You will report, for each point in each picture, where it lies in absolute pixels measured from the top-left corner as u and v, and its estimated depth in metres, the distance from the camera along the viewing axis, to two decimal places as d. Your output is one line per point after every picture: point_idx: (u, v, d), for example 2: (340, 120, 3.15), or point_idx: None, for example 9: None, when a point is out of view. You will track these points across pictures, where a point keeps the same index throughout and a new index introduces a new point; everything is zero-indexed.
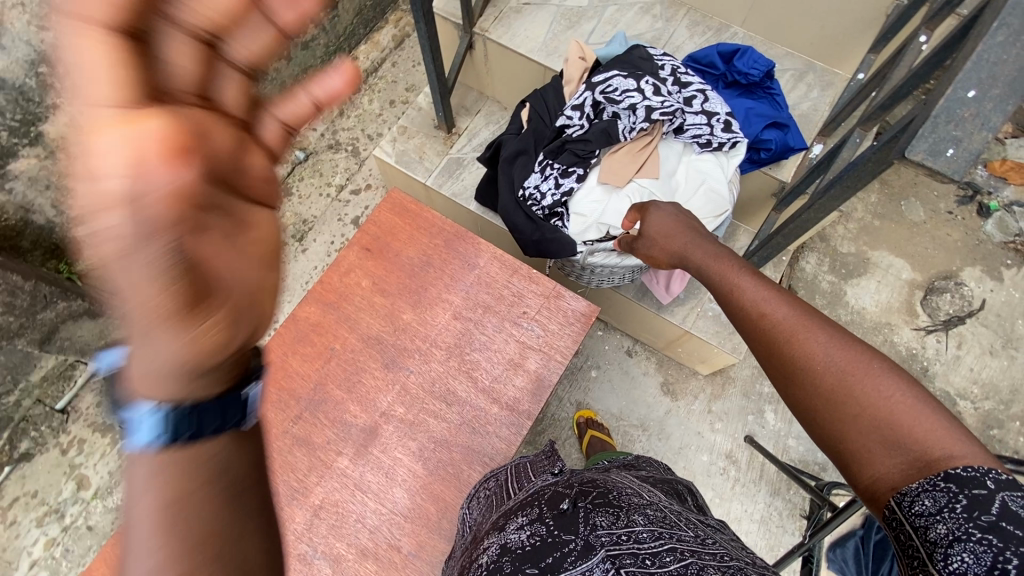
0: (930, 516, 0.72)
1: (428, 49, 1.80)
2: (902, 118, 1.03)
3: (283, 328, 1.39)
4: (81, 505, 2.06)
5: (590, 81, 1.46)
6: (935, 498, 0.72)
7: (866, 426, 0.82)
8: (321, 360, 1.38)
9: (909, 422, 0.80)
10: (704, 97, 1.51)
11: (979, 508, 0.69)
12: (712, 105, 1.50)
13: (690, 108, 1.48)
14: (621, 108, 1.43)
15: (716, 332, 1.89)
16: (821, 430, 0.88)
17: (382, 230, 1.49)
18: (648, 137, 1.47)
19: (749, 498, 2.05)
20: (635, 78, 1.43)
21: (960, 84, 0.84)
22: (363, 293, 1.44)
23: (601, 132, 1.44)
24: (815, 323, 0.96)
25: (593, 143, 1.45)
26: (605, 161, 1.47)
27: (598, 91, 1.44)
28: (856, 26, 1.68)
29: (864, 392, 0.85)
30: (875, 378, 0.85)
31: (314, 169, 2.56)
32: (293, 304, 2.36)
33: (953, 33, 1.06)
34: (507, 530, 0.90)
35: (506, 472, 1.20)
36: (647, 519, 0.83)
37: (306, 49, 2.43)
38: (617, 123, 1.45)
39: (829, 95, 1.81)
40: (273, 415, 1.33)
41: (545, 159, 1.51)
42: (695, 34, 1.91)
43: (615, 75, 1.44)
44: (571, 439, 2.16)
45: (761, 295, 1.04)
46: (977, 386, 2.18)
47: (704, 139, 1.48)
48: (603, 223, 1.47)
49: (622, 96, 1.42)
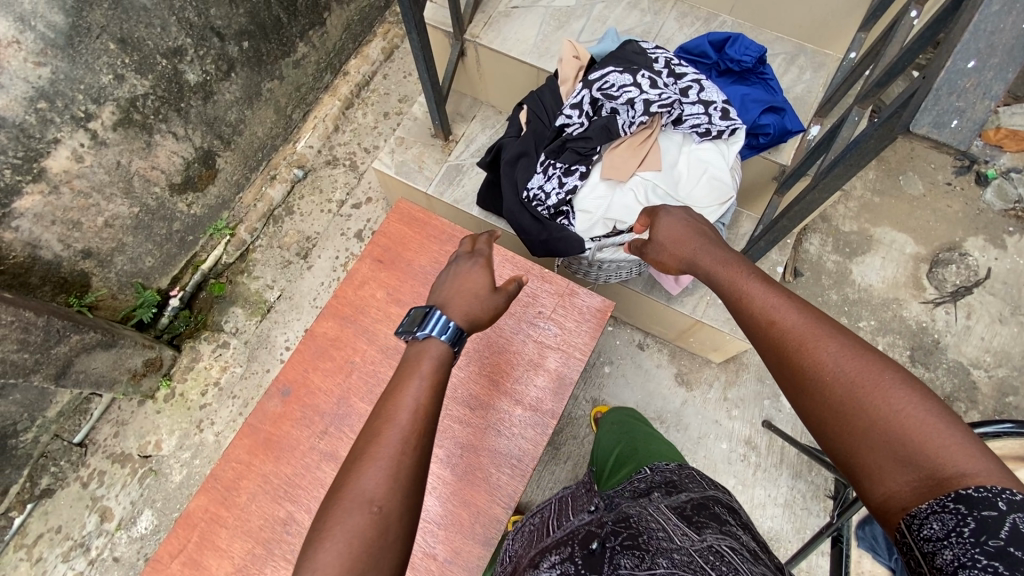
0: (937, 541, 0.69)
1: (421, 59, 1.81)
2: (900, 94, 1.04)
3: (301, 345, 1.36)
4: (105, 537, 2.06)
5: (586, 80, 1.46)
6: (943, 521, 0.70)
7: (877, 440, 0.79)
8: (342, 374, 1.34)
9: (921, 435, 0.76)
10: (699, 87, 1.52)
11: (987, 531, 0.66)
12: (708, 95, 1.51)
13: (687, 99, 1.49)
14: (619, 103, 1.43)
15: (728, 320, 1.89)
16: (831, 441, 0.85)
17: (394, 240, 1.45)
18: (647, 130, 1.48)
19: (771, 483, 2.05)
20: (631, 73, 1.44)
21: (959, 55, 0.85)
22: (380, 303, 1.39)
23: (601, 129, 1.44)
24: (826, 331, 0.91)
25: (594, 140, 1.45)
26: (607, 156, 1.47)
27: (595, 88, 1.44)
28: (843, 6, 1.69)
29: (874, 402, 0.81)
30: (888, 392, 0.80)
31: (314, 186, 2.57)
32: (302, 321, 2.36)
33: (946, 6, 1.07)
34: (542, 567, 0.99)
35: (549, 509, 1.29)
36: (671, 562, 0.84)
37: (298, 67, 2.44)
38: (616, 118, 1.45)
39: (822, 76, 1.82)
40: (299, 432, 1.30)
41: (547, 161, 1.51)
42: (684, 26, 1.92)
43: (611, 71, 1.45)
44: (590, 436, 2.16)
45: (768, 301, 1.00)
46: (989, 355, 2.18)
47: (703, 129, 1.49)
48: (609, 218, 1.48)
49: (620, 92, 1.42)
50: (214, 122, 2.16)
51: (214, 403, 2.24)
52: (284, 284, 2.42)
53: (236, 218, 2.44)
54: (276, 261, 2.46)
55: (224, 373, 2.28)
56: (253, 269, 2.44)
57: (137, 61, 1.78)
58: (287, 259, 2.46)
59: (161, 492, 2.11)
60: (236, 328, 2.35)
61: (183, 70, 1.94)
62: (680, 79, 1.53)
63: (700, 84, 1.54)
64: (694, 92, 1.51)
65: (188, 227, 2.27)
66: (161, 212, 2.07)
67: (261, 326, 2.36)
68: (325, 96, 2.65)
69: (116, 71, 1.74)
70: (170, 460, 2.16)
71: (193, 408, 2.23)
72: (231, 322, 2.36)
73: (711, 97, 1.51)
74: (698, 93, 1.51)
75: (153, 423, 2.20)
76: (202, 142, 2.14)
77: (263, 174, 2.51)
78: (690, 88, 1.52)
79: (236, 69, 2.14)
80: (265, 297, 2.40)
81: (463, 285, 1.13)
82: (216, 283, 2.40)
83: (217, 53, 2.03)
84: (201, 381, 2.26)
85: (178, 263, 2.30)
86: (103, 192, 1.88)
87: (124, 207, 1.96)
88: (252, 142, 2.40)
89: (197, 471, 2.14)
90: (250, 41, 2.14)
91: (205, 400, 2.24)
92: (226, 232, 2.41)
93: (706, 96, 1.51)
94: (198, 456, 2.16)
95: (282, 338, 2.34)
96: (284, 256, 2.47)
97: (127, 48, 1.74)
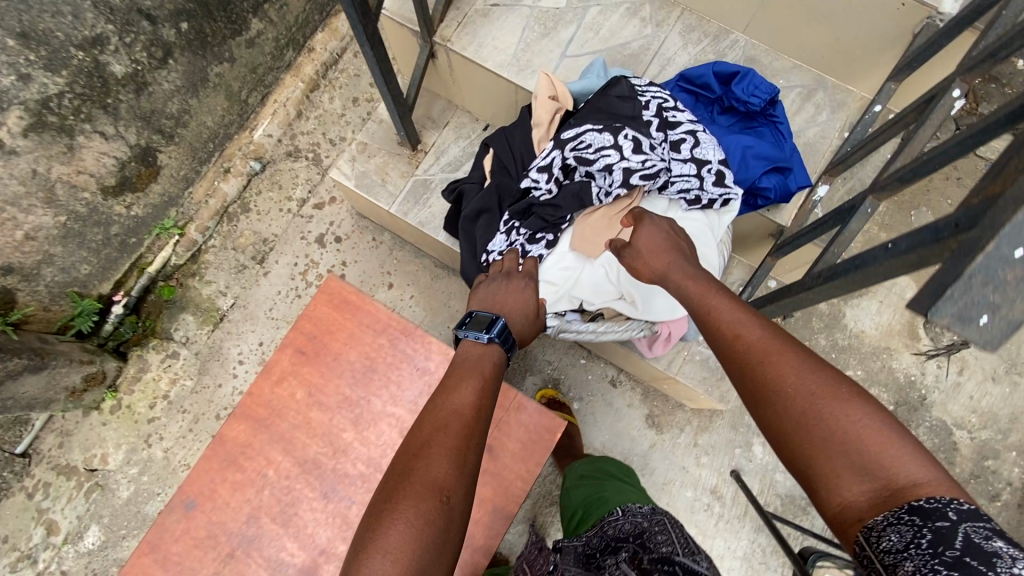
0: (898, 552, 0.70)
1: (378, 72, 1.54)
2: (913, 229, 0.88)
3: (210, 451, 1.19)
4: (52, 550, 2.02)
5: (560, 134, 1.23)
6: (901, 533, 0.71)
7: (834, 448, 0.81)
8: (251, 488, 1.18)
9: (875, 447, 0.79)
10: (694, 141, 1.30)
11: (944, 541, 0.67)
12: (703, 154, 1.30)
13: (677, 159, 1.29)
14: (595, 169, 1.21)
15: (704, 380, 1.76)
16: (788, 453, 0.86)
17: (316, 325, 1.25)
18: (627, 200, 1.28)
19: (732, 534, 2.01)
20: (613, 132, 1.21)
21: (1005, 239, 0.67)
22: (298, 402, 1.21)
23: (573, 197, 1.24)
24: (787, 346, 0.93)
25: (564, 209, 1.26)
26: (579, 227, 1.29)
27: (569, 149, 1.22)
28: (875, 43, 1.43)
29: (831, 413, 0.83)
30: (845, 404, 0.83)
31: (273, 181, 2.35)
32: (257, 334, 2.22)
33: (1000, 119, 0.86)
34: None
35: None
36: None
37: (252, 46, 2.14)
38: (591, 184, 1.24)
39: (840, 118, 1.58)
40: (202, 553, 1.15)
41: (510, 223, 1.32)
42: (690, 42, 1.64)
43: (589, 128, 1.22)
44: (552, 474, 2.10)
45: (736, 316, 1.02)
46: (975, 415, 2.08)
47: (693, 194, 1.30)
48: (575, 295, 1.29)
49: (598, 157, 1.21)
50: (151, 116, 1.91)
51: (163, 418, 2.14)
52: (238, 291, 2.26)
53: (185, 216, 2.24)
54: (230, 264, 2.28)
55: (173, 386, 2.17)
56: (205, 272, 2.27)
57: (45, 56, 1.55)
58: (241, 263, 2.28)
59: (108, 507, 2.06)
60: (187, 337, 2.21)
61: (106, 61, 1.68)
62: (672, 132, 1.31)
63: (696, 135, 1.31)
64: (687, 148, 1.30)
65: (128, 230, 2.07)
66: (93, 219, 1.87)
67: (213, 336, 2.22)
68: (287, 76, 2.36)
69: (18, 71, 1.51)
70: (117, 475, 2.09)
71: (141, 422, 2.13)
72: (182, 330, 2.22)
73: (706, 155, 1.30)
74: (692, 150, 1.30)
75: (99, 436, 2.11)
76: (139, 139, 1.91)
77: (215, 166, 2.27)
78: (683, 142, 1.30)
79: (174, 54, 1.87)
80: (217, 304, 2.25)
81: (513, 299, 1.24)
82: (165, 286, 2.23)
83: (148, 39, 1.76)
84: (149, 393, 2.16)
85: (121, 267, 2.12)
86: (19, 205, 1.69)
87: (46, 217, 1.78)
88: (201, 133, 2.15)
89: (145, 488, 2.08)
90: (190, 22, 1.85)
91: (153, 414, 2.14)
92: (174, 231, 2.22)
93: (701, 154, 1.30)
94: (146, 472, 2.09)
95: (235, 351, 2.21)
96: (238, 260, 2.29)
97: (30, 43, 1.50)
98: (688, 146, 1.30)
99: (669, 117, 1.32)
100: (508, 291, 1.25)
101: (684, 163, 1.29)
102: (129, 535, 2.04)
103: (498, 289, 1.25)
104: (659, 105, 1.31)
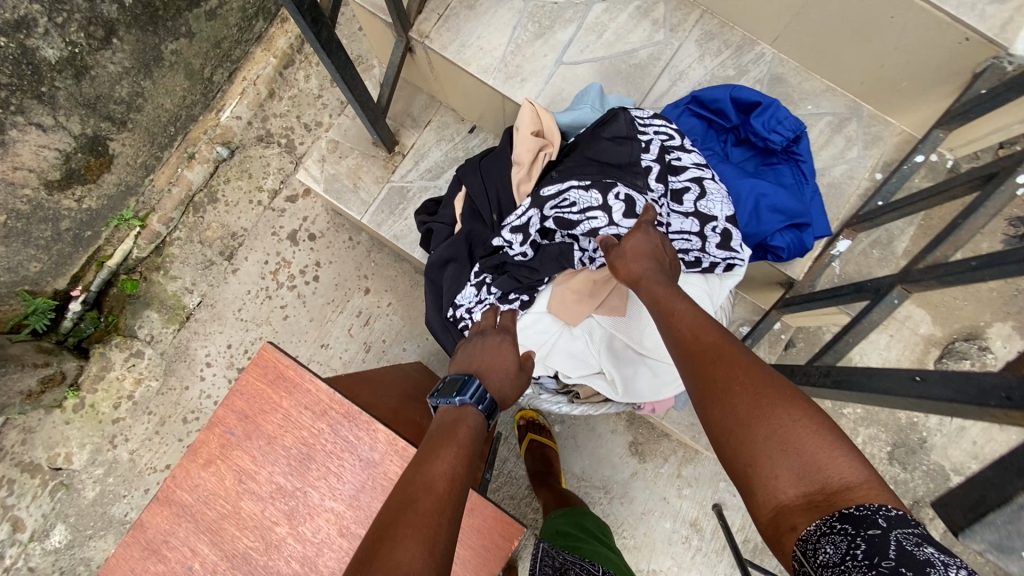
0: (832, 566, 0.60)
1: (341, 79, 1.32)
2: (954, 374, 0.73)
3: (128, 537, 0.98)
4: (19, 547, 2.00)
5: (540, 187, 1.07)
6: (835, 544, 0.62)
7: (772, 446, 0.71)
8: None
9: (816, 449, 0.69)
10: (699, 193, 1.11)
11: (878, 552, 0.58)
12: (708, 207, 1.10)
13: (676, 213, 1.11)
14: (578, 232, 1.06)
15: (692, 426, 1.64)
16: (726, 456, 0.76)
17: (251, 401, 1.01)
18: None
19: (708, 568, 1.95)
20: (601, 188, 1.04)
21: None
22: (223, 497, 0.98)
23: (552, 259, 1.11)
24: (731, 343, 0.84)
25: (541, 271, 1.12)
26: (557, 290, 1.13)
27: (549, 206, 1.06)
28: (925, 78, 1.21)
29: (772, 410, 0.73)
30: (784, 402, 0.73)
31: (242, 168, 2.15)
32: (225, 335, 2.10)
33: None
34: None
35: None
36: None
37: (212, 18, 1.93)
38: (573, 247, 1.10)
39: (874, 154, 1.36)
40: None
41: (481, 277, 1.16)
42: (707, 53, 1.40)
43: (574, 181, 1.05)
44: (528, 497, 2.02)
45: (689, 309, 0.92)
46: (976, 461, 1.96)
47: (692, 256, 1.12)
48: (549, 366, 1.14)
49: (581, 217, 1.04)
50: (96, 102, 1.75)
51: (128, 419, 2.06)
52: (205, 288, 2.13)
53: (146, 206, 2.09)
54: (197, 259, 2.13)
55: (138, 386, 2.08)
56: (169, 267, 2.12)
57: None
58: (208, 258, 2.13)
59: (73, 507, 2.02)
60: (151, 335, 2.10)
61: (35, 46, 1.54)
62: (675, 181, 1.11)
63: (703, 186, 1.11)
64: (691, 201, 1.11)
65: (82, 223, 1.95)
66: (39, 215, 1.79)
67: (180, 335, 2.10)
68: (257, 51, 2.13)
69: None
70: (82, 475, 2.04)
71: (105, 422, 2.06)
72: (146, 328, 2.10)
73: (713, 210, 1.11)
74: (695, 204, 1.10)
75: (62, 434, 2.05)
76: (84, 128, 1.77)
77: (179, 151, 2.11)
78: (686, 194, 1.11)
79: (119, 32, 1.70)
80: (184, 302, 2.12)
81: (492, 356, 1.03)
82: (128, 280, 2.10)
83: (86, 16, 1.60)
84: (113, 393, 2.06)
85: (77, 260, 2.01)
86: None
87: None
88: (159, 117, 1.98)
89: (110, 490, 2.03)
90: None
91: (117, 414, 2.06)
92: (135, 223, 2.08)
93: (706, 208, 1.10)
94: (112, 473, 2.04)
95: (202, 352, 2.10)
96: (206, 255, 2.14)
97: None
98: (693, 198, 1.11)
99: (672, 162, 1.12)
100: (486, 350, 1.04)
101: (685, 219, 1.11)
102: (96, 535, 2.01)
103: (475, 349, 1.05)
104: (662, 147, 1.11)
